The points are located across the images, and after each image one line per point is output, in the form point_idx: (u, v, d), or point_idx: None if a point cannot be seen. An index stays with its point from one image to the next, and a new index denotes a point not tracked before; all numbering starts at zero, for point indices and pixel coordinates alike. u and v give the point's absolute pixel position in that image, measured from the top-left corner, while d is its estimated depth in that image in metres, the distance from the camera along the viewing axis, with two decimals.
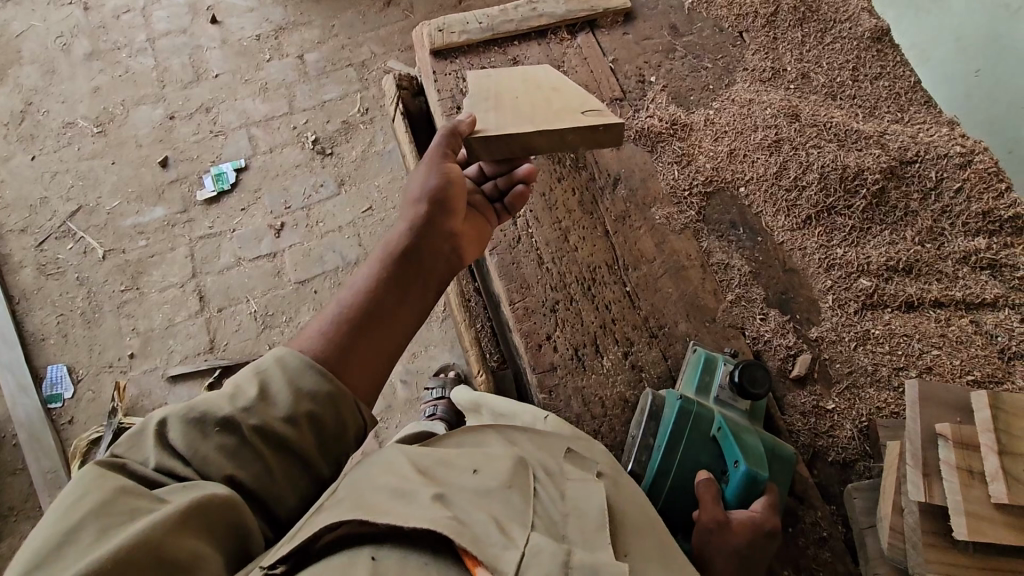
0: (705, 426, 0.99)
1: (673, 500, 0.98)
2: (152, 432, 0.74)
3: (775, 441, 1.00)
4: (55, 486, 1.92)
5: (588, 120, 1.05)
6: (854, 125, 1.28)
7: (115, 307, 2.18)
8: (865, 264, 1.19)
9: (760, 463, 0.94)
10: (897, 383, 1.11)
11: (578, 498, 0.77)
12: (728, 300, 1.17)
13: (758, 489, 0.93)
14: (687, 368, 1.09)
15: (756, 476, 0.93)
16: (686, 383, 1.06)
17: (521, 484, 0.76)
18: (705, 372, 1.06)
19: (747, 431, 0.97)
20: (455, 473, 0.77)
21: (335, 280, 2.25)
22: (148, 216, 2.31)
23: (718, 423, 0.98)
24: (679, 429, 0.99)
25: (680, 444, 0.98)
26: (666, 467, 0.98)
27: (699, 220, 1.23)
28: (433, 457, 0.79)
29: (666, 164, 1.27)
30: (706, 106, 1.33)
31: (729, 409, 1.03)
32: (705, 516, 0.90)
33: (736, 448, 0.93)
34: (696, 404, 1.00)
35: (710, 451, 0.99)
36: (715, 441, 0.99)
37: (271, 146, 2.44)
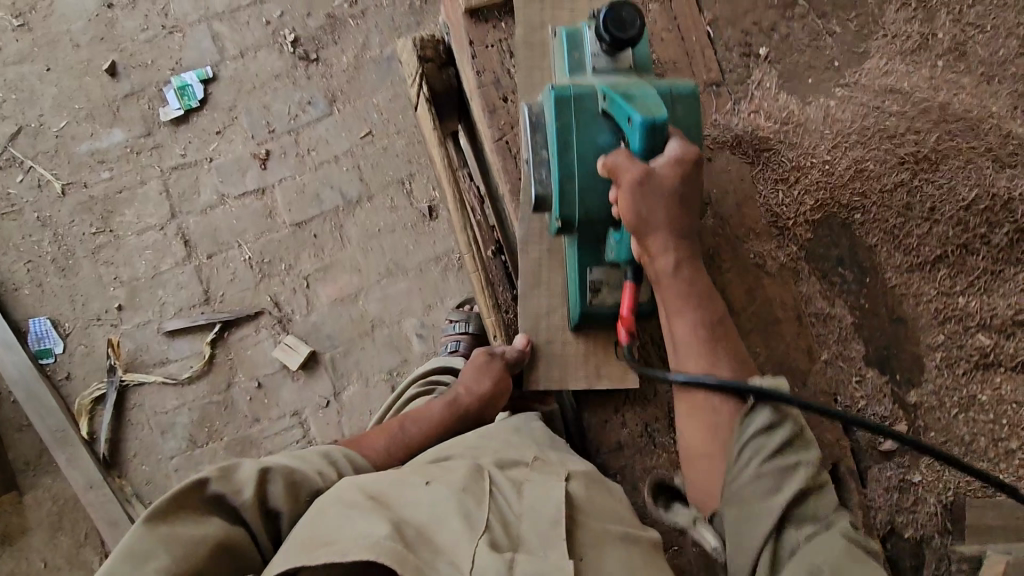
0: (591, 104, 0.82)
1: (592, 203, 0.84)
2: (252, 477, 0.76)
3: (669, 84, 0.84)
4: (67, 444, 1.84)
5: (615, 361, 0.98)
6: (1013, 129, 1.00)
7: (90, 252, 1.95)
8: (989, 317, 1.00)
9: (656, 107, 0.76)
10: (992, 454, 1.00)
11: (536, 497, 0.74)
12: (822, 360, 1.00)
13: (663, 133, 0.76)
14: (553, 57, 0.91)
15: (653, 120, 0.75)
16: (561, 72, 0.89)
17: (474, 489, 0.74)
18: (574, 49, 0.88)
19: (631, 87, 0.80)
20: (408, 489, 0.74)
21: (336, 221, 1.99)
22: (106, 140, 1.96)
23: (602, 93, 0.81)
24: (563, 120, 0.82)
25: (572, 139, 0.82)
26: (568, 169, 0.83)
27: (801, 257, 1.01)
28: (387, 480, 0.76)
29: (768, 181, 1.01)
30: (827, 94, 1.02)
31: (613, 77, 0.85)
32: (625, 188, 0.77)
33: (625, 101, 0.75)
34: (570, 87, 0.82)
35: (605, 129, 0.82)
36: (605, 115, 0.82)
37: (242, 49, 2.00)
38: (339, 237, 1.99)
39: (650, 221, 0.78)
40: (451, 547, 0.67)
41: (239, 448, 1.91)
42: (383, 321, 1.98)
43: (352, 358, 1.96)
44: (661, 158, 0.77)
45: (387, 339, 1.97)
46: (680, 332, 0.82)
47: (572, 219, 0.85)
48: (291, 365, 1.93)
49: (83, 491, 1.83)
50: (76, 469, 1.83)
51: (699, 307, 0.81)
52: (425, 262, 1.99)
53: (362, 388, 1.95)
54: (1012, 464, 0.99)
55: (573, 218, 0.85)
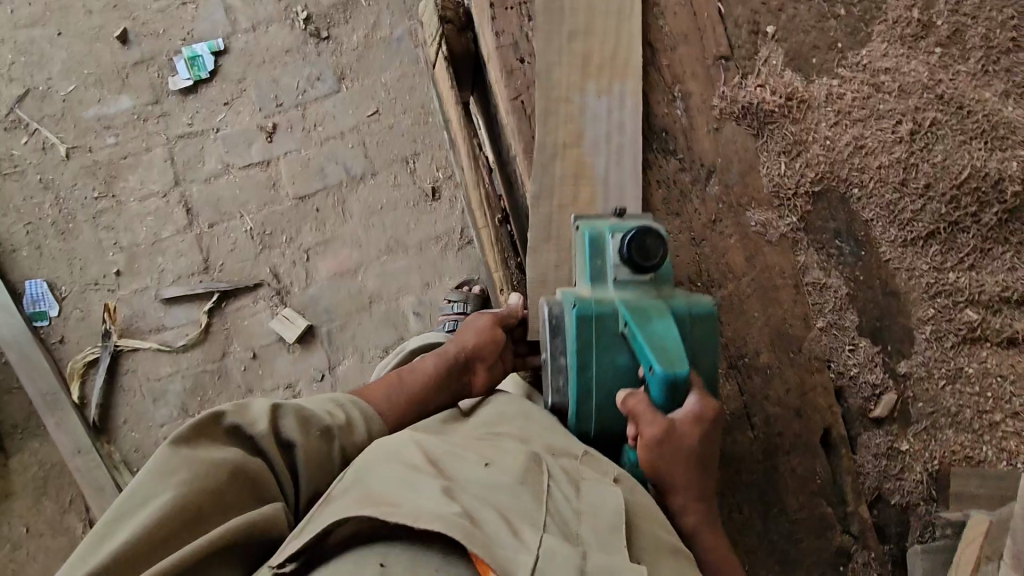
0: (612, 324, 0.86)
1: (609, 423, 0.89)
2: (265, 410, 0.80)
3: (689, 302, 0.86)
4: (57, 409, 1.84)
5: None
6: (1005, 114, 1.04)
7: (91, 217, 1.94)
8: (977, 293, 1.04)
9: (676, 357, 0.78)
10: (977, 426, 1.03)
11: (596, 493, 0.72)
12: (817, 329, 1.03)
13: (683, 390, 0.79)
14: (576, 254, 0.92)
15: (674, 378, 0.77)
16: (581, 274, 0.91)
17: (533, 479, 0.72)
18: (596, 256, 0.90)
19: (651, 316, 0.82)
20: (467, 465, 0.73)
21: (339, 197, 2.00)
22: (113, 106, 1.97)
23: (624, 320, 0.84)
24: (584, 342, 0.86)
25: (590, 359, 0.86)
26: (586, 385, 0.87)
27: (800, 228, 1.04)
28: (447, 450, 0.76)
29: (772, 153, 1.04)
30: (830, 73, 1.06)
31: (633, 291, 0.88)
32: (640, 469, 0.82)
33: (646, 353, 0.78)
34: (594, 307, 0.85)
35: (624, 348, 0.86)
36: (625, 340, 0.85)
37: (254, 23, 2.02)
38: (342, 212, 2.01)
39: (666, 479, 0.83)
40: (517, 526, 0.65)
41: None
42: (381, 297, 1.99)
43: (348, 332, 1.97)
44: (680, 410, 0.81)
45: (385, 315, 1.98)
46: (697, 572, 0.82)
47: (589, 430, 0.89)
48: (288, 337, 1.94)
49: (72, 456, 1.81)
50: (65, 433, 1.83)
51: (702, 488, 0.83)
52: (425, 240, 2.01)
53: (357, 362, 1.95)
54: (995, 436, 1.03)
55: (590, 431, 0.89)
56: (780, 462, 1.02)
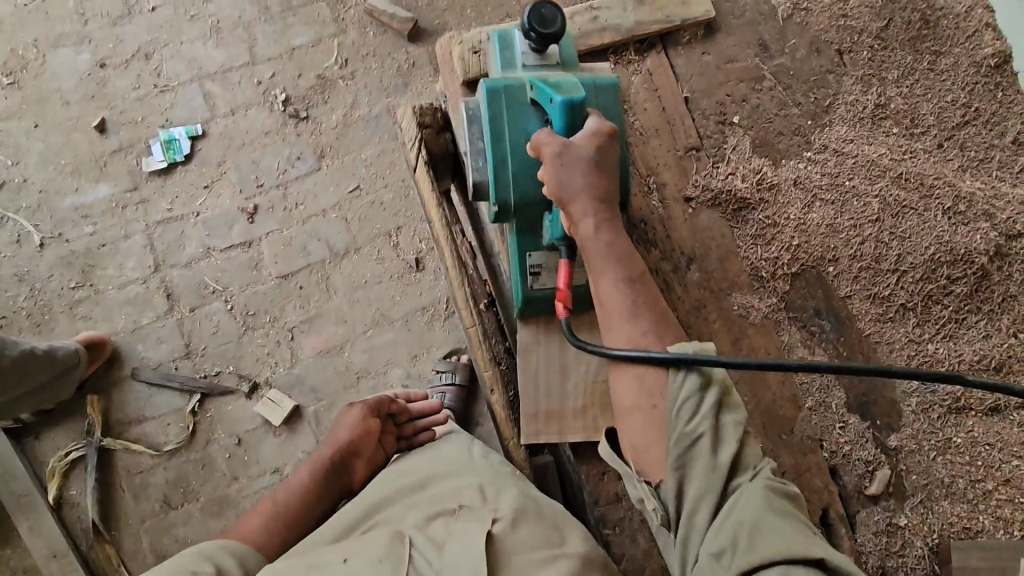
0: (521, 94, 0.93)
1: (525, 185, 0.92)
2: None
3: (593, 77, 0.95)
4: (30, 511, 1.76)
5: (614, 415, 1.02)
6: (963, 189, 1.10)
7: (68, 308, 1.91)
8: (956, 363, 1.06)
9: (575, 91, 0.88)
10: (971, 495, 1.04)
11: (454, 549, 0.86)
12: (806, 408, 1.05)
13: (581, 111, 0.87)
14: (488, 57, 1.01)
15: (574, 104, 0.86)
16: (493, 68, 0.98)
17: (393, 555, 0.86)
18: (505, 49, 0.98)
19: (555, 76, 0.91)
20: (329, 566, 0.86)
21: (323, 273, 2.00)
22: (91, 195, 1.97)
23: (530, 83, 0.92)
24: (495, 109, 0.92)
25: (504, 125, 0.92)
26: (501, 157, 0.92)
27: (782, 308, 1.07)
28: (308, 560, 0.88)
29: (748, 238, 1.07)
30: (797, 156, 1.11)
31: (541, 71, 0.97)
32: (547, 151, 0.85)
33: (548, 85, 0.86)
34: (503, 79, 0.92)
35: (532, 116, 0.93)
36: (535, 105, 0.92)
37: (232, 107, 2.05)
38: (326, 288, 2.00)
39: (568, 190, 0.85)
40: None
41: (216, 508, 1.84)
42: (368, 373, 1.96)
43: (336, 411, 1.93)
44: (581, 133, 0.86)
45: (372, 390, 1.95)
46: (603, 289, 0.85)
47: (508, 203, 0.93)
48: (273, 420, 1.89)
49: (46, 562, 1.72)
50: (40, 537, 1.75)
51: (604, 205, 0.86)
52: (411, 313, 2.00)
53: None
54: (991, 505, 1.03)
55: (510, 204, 0.93)
56: None
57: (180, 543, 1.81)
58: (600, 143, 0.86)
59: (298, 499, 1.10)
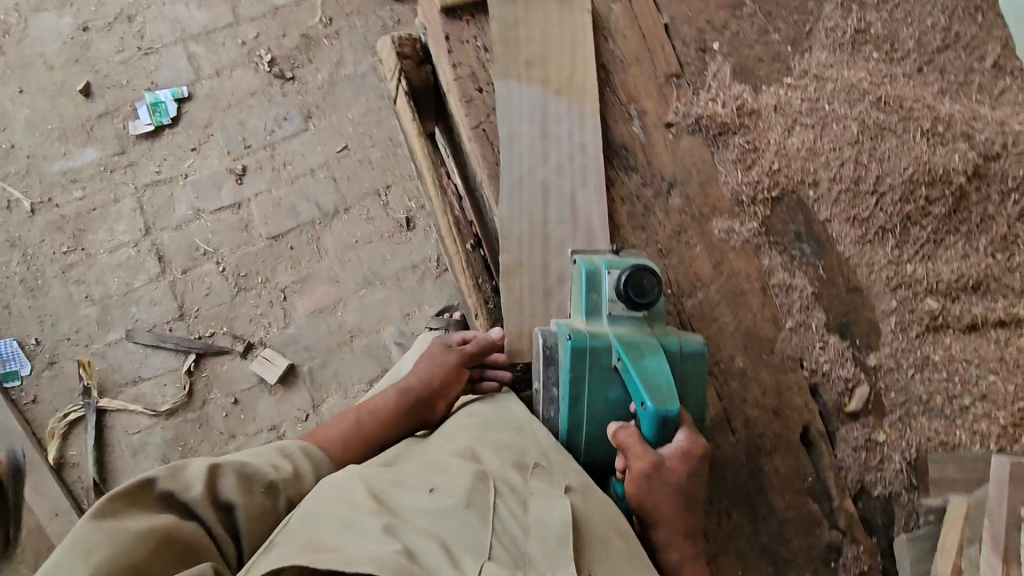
0: (604, 360, 0.89)
1: (597, 452, 0.92)
2: (201, 472, 0.77)
3: (680, 340, 0.90)
4: (31, 471, 1.78)
5: None
6: (942, 111, 1.10)
7: (61, 272, 1.92)
8: (935, 283, 1.08)
9: (668, 395, 0.82)
10: (949, 411, 1.06)
11: (542, 508, 0.76)
12: (787, 328, 1.06)
13: (673, 424, 0.82)
14: (574, 286, 0.96)
15: (666, 414, 0.81)
16: (576, 307, 0.94)
17: (477, 499, 0.75)
18: (591, 290, 0.93)
19: (644, 352, 0.85)
20: (411, 493, 0.76)
21: (313, 233, 2.01)
22: (79, 159, 1.96)
23: (618, 354, 0.87)
24: (577, 373, 0.89)
25: (583, 392, 0.89)
26: (576, 419, 0.91)
27: (762, 232, 1.08)
28: (391, 477, 0.78)
29: (728, 163, 1.08)
30: (777, 82, 1.11)
31: (628, 325, 0.91)
32: (633, 469, 0.83)
33: (639, 391, 0.81)
34: (587, 339, 0.88)
35: (615, 383, 0.89)
36: (617, 372, 0.88)
37: (217, 68, 2.04)
38: (317, 247, 2.01)
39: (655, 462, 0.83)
40: (454, 555, 0.69)
41: None
42: (361, 331, 1.98)
43: (330, 369, 1.95)
44: (670, 445, 0.84)
45: (366, 347, 1.97)
46: (674, 518, 0.84)
47: (578, 460, 0.93)
48: (268, 378, 1.91)
49: (48, 520, 1.75)
50: (41, 495, 1.77)
51: (691, 492, 0.84)
52: (402, 270, 2.02)
53: (341, 399, 1.93)
54: (967, 420, 1.05)
55: (579, 460, 0.93)
56: (762, 463, 1.03)
57: None
58: (692, 467, 0.84)
59: (371, 425, 0.99)
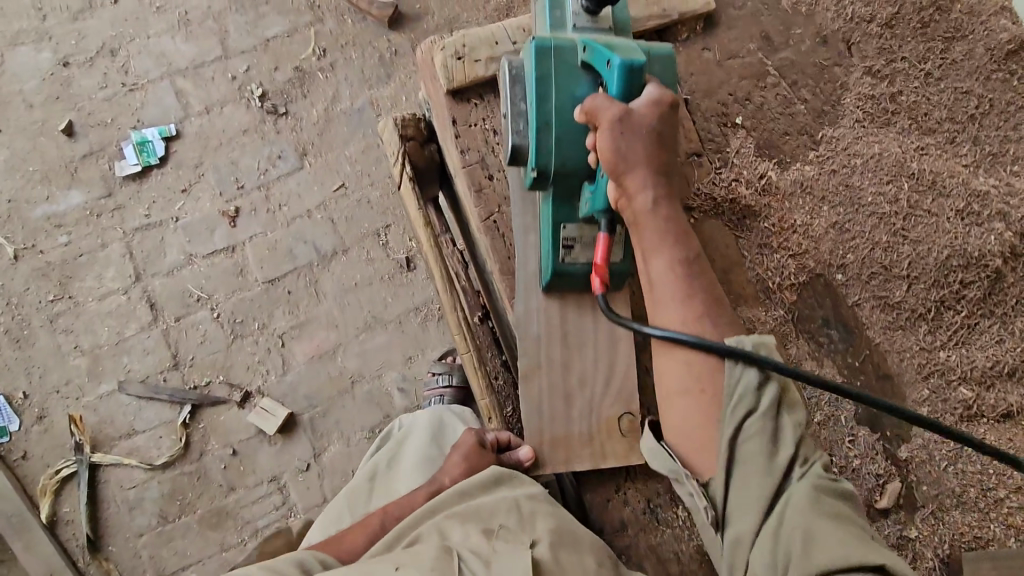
0: (570, 56, 0.84)
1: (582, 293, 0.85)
2: None
3: (648, 45, 0.87)
4: (23, 532, 1.72)
5: (618, 438, 0.95)
6: (977, 186, 1.05)
7: (48, 322, 1.85)
8: (968, 370, 1.03)
9: (635, 54, 0.79)
10: (982, 502, 1.01)
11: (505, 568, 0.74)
12: (815, 422, 1.02)
13: (641, 78, 0.78)
14: (537, 17, 0.93)
15: (634, 63, 0.77)
16: (540, 30, 0.91)
17: (443, 568, 0.73)
18: (554, 7, 0.90)
19: (611, 39, 0.83)
20: (377, 575, 0.72)
21: (310, 276, 1.94)
22: (64, 203, 1.88)
23: (583, 45, 0.83)
24: (543, 70, 0.84)
25: (551, 88, 0.84)
26: (546, 118, 0.84)
27: (789, 320, 1.02)
28: (357, 568, 0.75)
29: (753, 246, 1.02)
30: (802, 159, 1.06)
31: (593, 34, 0.88)
32: (603, 121, 0.76)
33: (605, 46, 0.78)
34: (552, 38, 0.84)
35: (583, 80, 0.84)
36: (584, 66, 0.84)
37: (207, 104, 1.95)
38: (314, 292, 1.94)
39: (625, 158, 0.76)
40: None
41: (214, 520, 1.81)
42: (362, 377, 1.92)
43: (330, 418, 1.89)
44: (638, 96, 0.78)
45: (368, 395, 1.91)
46: (658, 271, 0.77)
47: (548, 168, 0.85)
48: (267, 430, 1.85)
49: None
50: (34, 558, 1.71)
51: (662, 178, 0.78)
52: (404, 313, 1.96)
53: (343, 448, 1.88)
54: (1001, 512, 1.00)
55: (550, 169, 0.85)
56: None
57: (179, 556, 1.78)
58: (662, 112, 0.77)
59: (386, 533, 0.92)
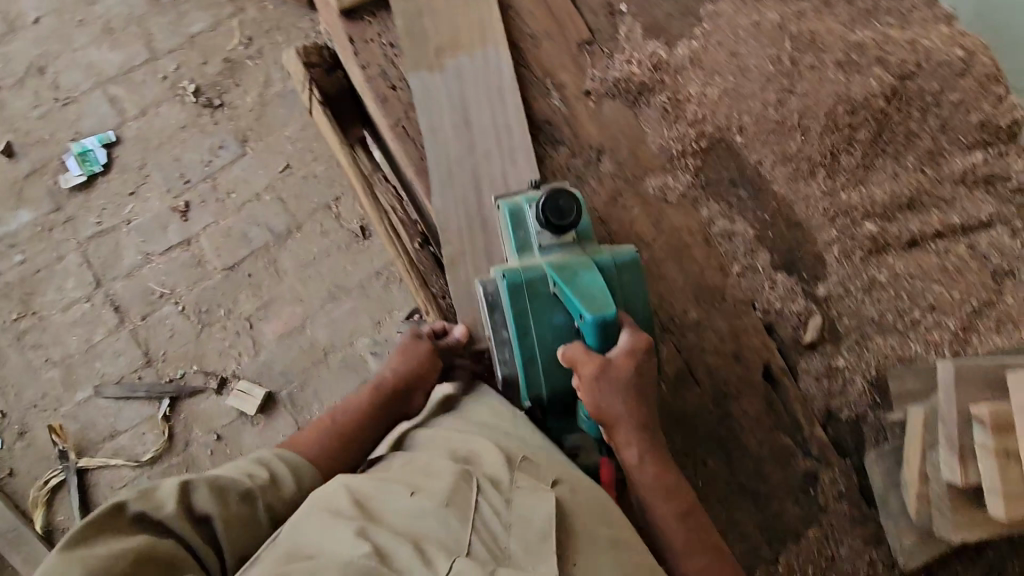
0: (543, 287, 0.88)
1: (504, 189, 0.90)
2: (175, 490, 0.73)
3: (612, 254, 0.89)
4: (20, 546, 1.74)
5: None
6: (852, 39, 1.13)
7: (16, 340, 1.87)
8: (870, 207, 1.11)
9: (602, 300, 0.82)
10: (901, 326, 1.09)
11: (524, 501, 0.70)
12: (735, 274, 1.08)
13: (614, 327, 0.82)
14: (501, 229, 0.95)
15: (604, 318, 0.81)
16: (506, 243, 0.93)
17: (460, 497, 0.70)
18: (518, 227, 0.92)
19: (576, 265, 0.86)
20: (390, 495, 0.70)
21: (269, 257, 1.98)
22: (14, 222, 1.91)
23: (552, 279, 0.86)
24: (520, 312, 0.88)
25: (529, 325, 0.88)
26: (530, 351, 0.89)
27: (697, 185, 1.09)
28: (373, 481, 0.73)
29: (652, 120, 1.09)
30: (689, 36, 1.12)
31: (560, 250, 0.90)
32: (584, 375, 0.82)
33: (575, 303, 0.81)
34: (522, 274, 0.87)
35: (559, 309, 0.88)
36: (559, 299, 0.87)
37: (142, 107, 1.99)
38: (276, 273, 1.98)
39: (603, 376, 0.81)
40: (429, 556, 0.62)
41: None
42: (334, 347, 1.96)
43: (308, 390, 1.93)
44: (614, 347, 0.83)
45: (342, 362, 1.95)
46: (619, 437, 0.83)
47: (541, 398, 0.91)
48: (247, 410, 1.88)
49: None
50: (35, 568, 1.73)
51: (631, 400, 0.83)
52: (366, 279, 2.00)
53: None
54: (920, 332, 1.09)
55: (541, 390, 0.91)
56: (731, 407, 1.06)
57: None
58: (639, 361, 0.83)
59: (343, 426, 0.93)
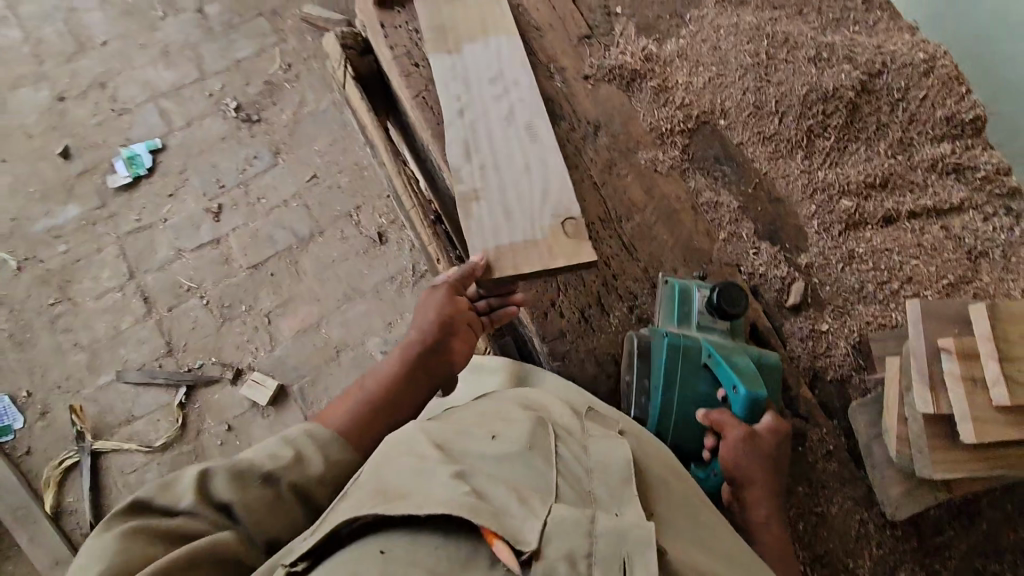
0: (696, 354, 1.02)
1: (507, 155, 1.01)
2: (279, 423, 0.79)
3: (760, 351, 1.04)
4: (28, 523, 1.76)
5: None
6: (823, 41, 1.28)
7: (49, 324, 1.99)
8: (846, 184, 1.21)
9: (756, 382, 0.97)
10: (882, 296, 1.17)
11: (600, 449, 0.72)
12: (721, 239, 1.16)
13: (762, 406, 0.96)
14: (660, 303, 1.09)
15: (757, 397, 0.96)
16: (665, 317, 1.07)
17: (540, 443, 0.70)
18: (683, 304, 1.06)
19: (735, 352, 1.01)
20: (474, 440, 0.70)
21: (291, 258, 2.11)
22: (61, 216, 2.07)
23: (709, 351, 1.01)
24: (671, 368, 1.01)
25: (676, 379, 1.01)
26: (666, 404, 1.02)
27: (684, 159, 1.20)
28: (450, 427, 0.72)
29: (644, 102, 1.22)
30: (677, 35, 1.27)
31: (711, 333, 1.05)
32: (730, 436, 0.94)
33: (734, 375, 0.96)
34: (682, 338, 1.01)
35: (705, 377, 1.02)
36: (708, 368, 1.01)
37: (188, 119, 2.19)
38: (297, 273, 2.10)
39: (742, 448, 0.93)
40: (526, 495, 0.63)
41: None
42: (346, 345, 2.03)
43: (319, 384, 1.99)
44: (759, 423, 0.97)
45: (353, 359, 2.01)
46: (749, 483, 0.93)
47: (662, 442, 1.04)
48: (258, 400, 1.94)
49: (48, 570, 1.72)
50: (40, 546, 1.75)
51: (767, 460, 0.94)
52: (381, 282, 2.10)
53: None
54: (899, 301, 1.16)
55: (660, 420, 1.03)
56: None
57: None
58: (779, 440, 0.96)
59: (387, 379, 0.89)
